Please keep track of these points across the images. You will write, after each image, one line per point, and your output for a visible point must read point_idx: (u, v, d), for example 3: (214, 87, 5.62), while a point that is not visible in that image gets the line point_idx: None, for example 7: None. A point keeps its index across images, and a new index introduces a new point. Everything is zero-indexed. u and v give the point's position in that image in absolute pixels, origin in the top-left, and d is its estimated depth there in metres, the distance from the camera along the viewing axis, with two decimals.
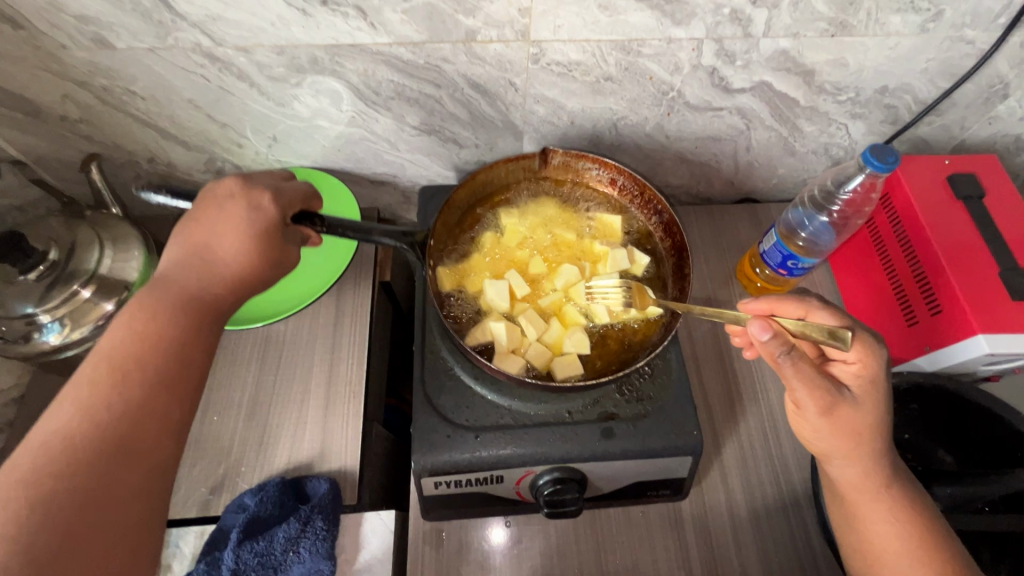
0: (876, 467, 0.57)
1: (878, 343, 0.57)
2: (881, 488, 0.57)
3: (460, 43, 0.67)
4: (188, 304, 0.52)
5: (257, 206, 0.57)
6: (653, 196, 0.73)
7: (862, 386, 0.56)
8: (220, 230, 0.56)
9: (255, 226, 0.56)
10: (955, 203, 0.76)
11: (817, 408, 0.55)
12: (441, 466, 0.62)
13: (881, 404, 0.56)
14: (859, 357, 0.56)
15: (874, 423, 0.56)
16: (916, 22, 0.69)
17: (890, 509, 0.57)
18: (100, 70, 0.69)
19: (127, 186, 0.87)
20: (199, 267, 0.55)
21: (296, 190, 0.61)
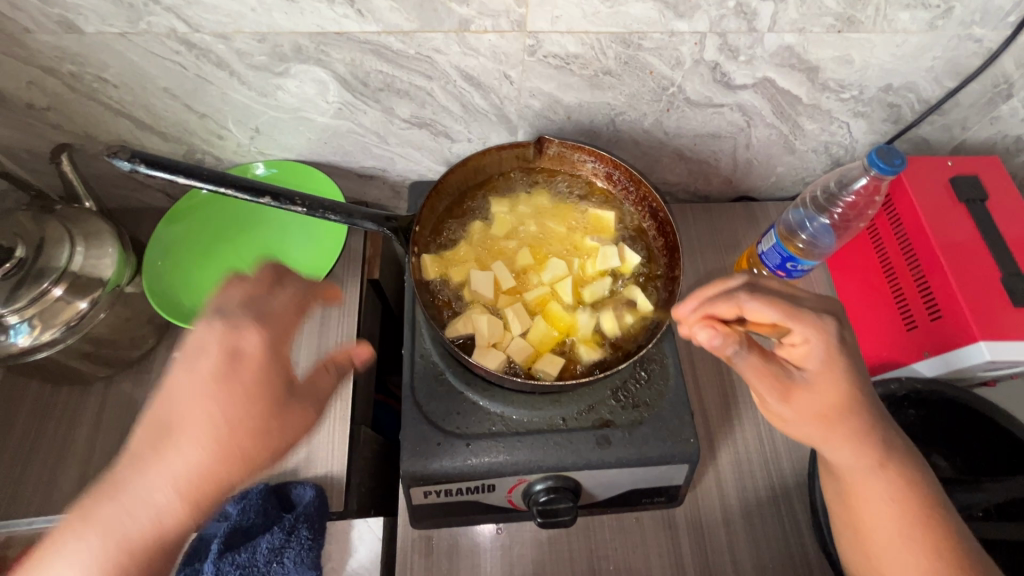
0: (861, 447, 0.53)
1: (823, 316, 0.53)
2: (878, 467, 0.53)
3: (453, 33, 0.64)
4: (170, 464, 0.47)
5: (236, 355, 0.50)
6: (648, 193, 0.70)
7: (815, 366, 0.53)
8: (188, 401, 0.48)
9: (231, 387, 0.48)
10: (957, 205, 0.74)
11: (774, 397, 0.53)
12: (430, 475, 0.60)
13: (842, 381, 0.52)
14: (806, 332, 0.52)
15: (837, 402, 0.52)
16: (925, 18, 0.67)
17: (891, 490, 0.53)
18: (67, 56, 0.64)
19: (101, 178, 0.82)
20: (158, 451, 0.47)
21: (288, 315, 0.53)
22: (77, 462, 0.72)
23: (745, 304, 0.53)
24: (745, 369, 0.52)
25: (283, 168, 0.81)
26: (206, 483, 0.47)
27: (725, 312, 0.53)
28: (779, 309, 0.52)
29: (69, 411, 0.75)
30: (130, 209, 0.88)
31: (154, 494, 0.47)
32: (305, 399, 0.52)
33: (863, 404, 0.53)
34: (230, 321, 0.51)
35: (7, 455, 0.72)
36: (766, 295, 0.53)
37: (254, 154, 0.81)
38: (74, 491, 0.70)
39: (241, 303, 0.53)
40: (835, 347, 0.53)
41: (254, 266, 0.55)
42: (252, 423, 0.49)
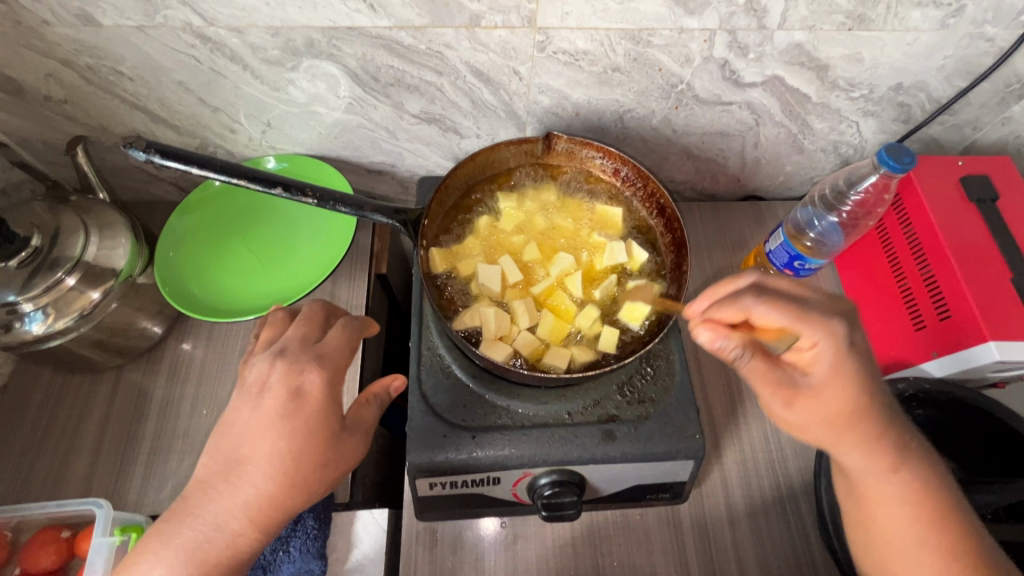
0: (873, 451, 0.53)
1: (834, 319, 0.52)
2: (891, 471, 0.53)
3: (464, 28, 0.65)
4: (243, 497, 0.49)
5: (297, 392, 0.52)
6: (656, 189, 0.70)
7: (823, 371, 0.51)
8: (252, 439, 0.51)
9: (294, 423, 0.51)
10: (968, 205, 0.74)
11: (778, 403, 0.52)
12: (436, 466, 0.60)
13: (852, 385, 0.51)
14: (815, 335, 0.51)
15: (848, 408, 0.51)
16: (936, 16, 0.66)
17: (900, 493, 0.53)
18: (85, 49, 0.66)
19: (114, 171, 0.84)
20: (227, 485, 0.49)
21: (341, 354, 0.56)
22: (88, 449, 0.73)
23: (753, 309, 0.52)
24: (748, 372, 0.52)
25: (295, 163, 0.82)
26: (273, 511, 0.50)
27: (730, 317, 0.53)
28: (789, 313, 0.51)
29: (80, 399, 0.76)
30: (142, 202, 0.89)
31: (227, 521, 0.49)
32: (356, 431, 0.55)
33: (876, 408, 0.52)
34: (289, 361, 0.54)
35: (20, 442, 0.73)
36: (774, 298, 0.52)
37: (265, 148, 0.82)
38: (85, 478, 0.71)
39: (298, 345, 0.56)
40: (846, 351, 0.51)
41: (309, 313, 0.60)
42: (315, 455, 0.51)
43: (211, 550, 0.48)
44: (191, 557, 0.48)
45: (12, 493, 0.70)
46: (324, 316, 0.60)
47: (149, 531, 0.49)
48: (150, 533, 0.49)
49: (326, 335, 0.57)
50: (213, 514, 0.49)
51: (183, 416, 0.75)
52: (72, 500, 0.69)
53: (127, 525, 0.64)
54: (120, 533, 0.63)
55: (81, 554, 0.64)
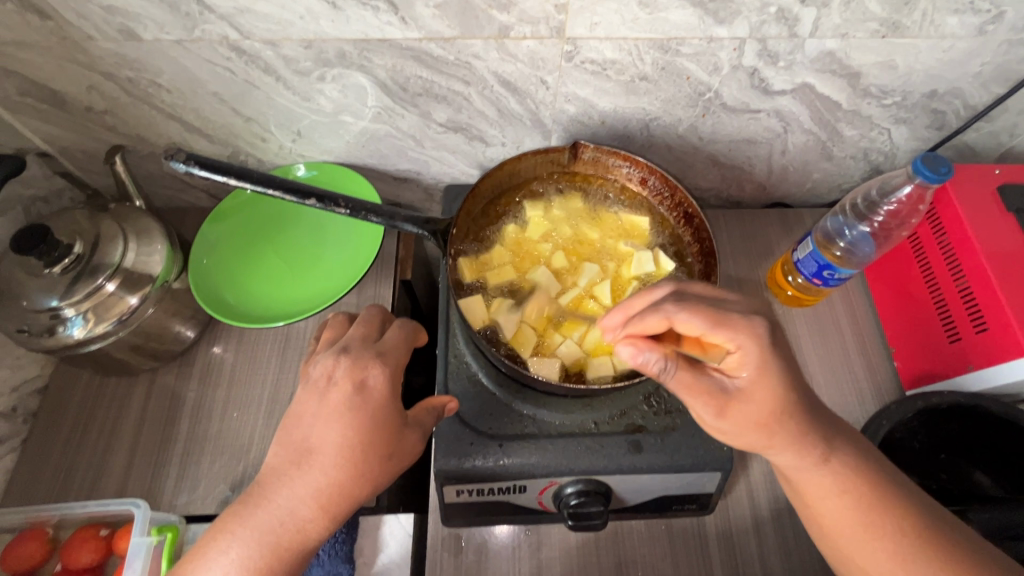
0: (802, 445, 0.51)
1: (752, 319, 0.49)
2: (820, 464, 0.51)
3: (492, 39, 0.65)
4: (313, 486, 0.50)
5: (362, 386, 0.53)
6: (684, 199, 0.69)
7: (749, 374, 0.49)
8: (321, 429, 0.52)
9: (361, 415, 0.52)
10: (1006, 216, 0.72)
11: (709, 411, 0.50)
12: (463, 474, 0.61)
13: (776, 384, 0.49)
14: (736, 338, 0.48)
15: (773, 407, 0.49)
16: (974, 23, 0.65)
17: (839, 484, 0.51)
18: (126, 62, 0.68)
19: (149, 178, 0.86)
20: (297, 473, 0.51)
21: (401, 353, 0.58)
22: (125, 449, 0.75)
23: (677, 318, 0.49)
24: (676, 386, 0.50)
25: (322, 171, 0.83)
26: (341, 500, 0.51)
27: (653, 327, 0.49)
28: (707, 317, 0.48)
29: (117, 400, 0.78)
30: (174, 208, 0.92)
31: (296, 507, 0.50)
32: (416, 428, 0.55)
33: (799, 400, 0.50)
34: (353, 357, 0.55)
35: (61, 441, 0.76)
36: (694, 304, 0.49)
37: (295, 156, 0.83)
38: (122, 477, 0.73)
39: (360, 343, 0.57)
40: (770, 352, 0.49)
41: (368, 315, 0.61)
42: (383, 445, 0.52)
43: (285, 534, 0.49)
44: (265, 540, 0.49)
45: (52, 491, 0.73)
46: (382, 320, 0.62)
47: (221, 517, 0.50)
48: (223, 518, 0.50)
49: (385, 334, 0.59)
50: (285, 499, 0.50)
51: (215, 419, 0.77)
52: (110, 498, 0.71)
53: (163, 526, 0.66)
54: (156, 534, 0.65)
55: (119, 552, 0.66)
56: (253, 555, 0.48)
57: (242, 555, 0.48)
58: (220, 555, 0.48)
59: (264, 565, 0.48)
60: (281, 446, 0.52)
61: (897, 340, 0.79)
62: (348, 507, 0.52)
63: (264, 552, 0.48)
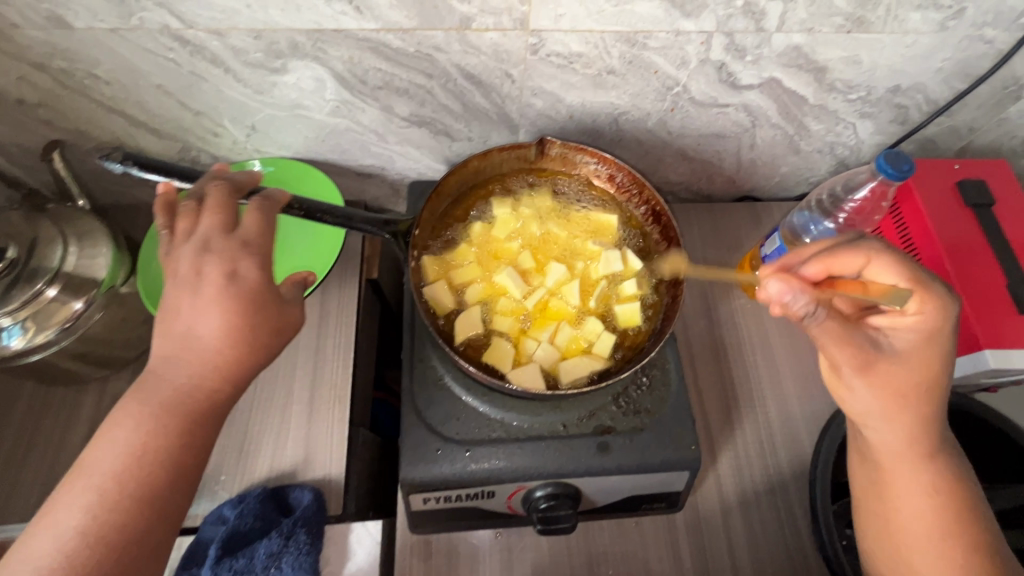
0: (914, 434, 0.52)
1: (948, 296, 0.52)
2: (926, 457, 0.53)
3: (454, 31, 0.63)
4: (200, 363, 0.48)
5: (234, 276, 0.49)
6: (652, 197, 0.68)
7: (910, 339, 0.52)
8: (199, 314, 0.48)
9: (237, 300, 0.48)
10: (964, 211, 0.73)
11: (852, 364, 0.51)
12: (429, 482, 0.60)
13: (936, 361, 0.51)
14: (921, 303, 0.51)
15: (925, 381, 0.51)
16: (936, 19, 0.65)
17: (932, 478, 0.53)
18: (57, 52, 0.63)
19: (93, 175, 0.81)
20: (184, 355, 0.48)
21: (268, 238, 0.52)
22: (74, 462, 0.71)
23: (877, 262, 0.53)
24: (820, 334, 0.51)
25: (280, 167, 0.80)
26: (240, 373, 0.49)
27: (852, 263, 0.54)
28: (908, 275, 0.52)
29: (64, 411, 0.74)
30: (123, 206, 0.87)
31: (188, 379, 0.48)
32: (298, 301, 0.53)
33: (946, 387, 0.53)
34: (217, 249, 0.50)
35: (2, 457, 0.71)
36: (897, 256, 0.53)
37: (250, 151, 0.80)
38: None
39: (220, 235, 0.51)
40: (945, 328, 0.51)
41: (216, 199, 0.53)
42: (271, 318, 0.50)
43: (183, 407, 0.47)
44: (158, 415, 0.47)
45: None
46: (234, 196, 0.54)
47: (115, 408, 0.48)
48: (119, 405, 0.48)
49: (243, 219, 0.52)
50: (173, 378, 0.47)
51: None
52: None
53: None
54: None
55: None
56: (153, 434, 0.46)
57: (142, 429, 0.46)
58: (113, 436, 0.46)
59: (164, 442, 0.46)
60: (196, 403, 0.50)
61: None
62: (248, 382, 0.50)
63: (157, 425, 0.46)
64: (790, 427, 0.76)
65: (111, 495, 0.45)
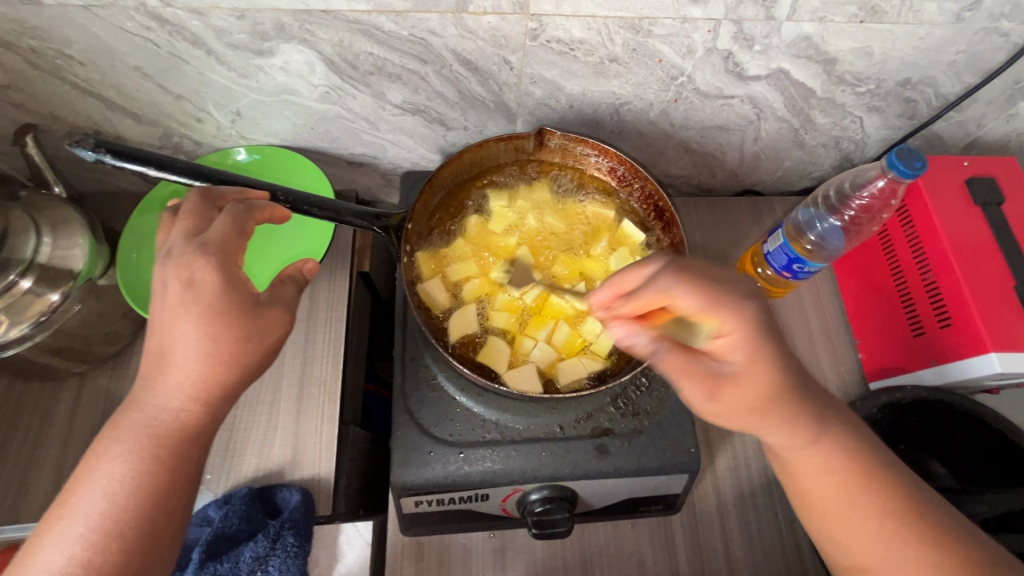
0: (795, 429, 0.49)
1: (741, 301, 0.47)
2: (813, 445, 0.49)
3: (450, 14, 0.59)
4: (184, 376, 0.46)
5: (191, 283, 0.47)
6: (655, 192, 0.66)
7: (740, 358, 0.47)
8: (170, 326, 0.46)
9: (196, 310, 0.46)
10: (973, 209, 0.71)
11: (702, 395, 0.47)
12: (422, 485, 0.58)
13: (768, 369, 0.47)
14: (729, 323, 0.46)
15: (765, 392, 0.47)
16: (952, 10, 0.63)
17: (832, 464, 0.50)
18: (26, 29, 0.59)
19: (70, 161, 0.77)
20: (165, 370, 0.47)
21: (231, 240, 0.49)
22: (52, 461, 0.69)
23: (675, 294, 0.47)
24: (666, 368, 0.47)
25: (269, 155, 0.77)
26: (214, 388, 0.47)
27: (650, 303, 0.48)
28: (704, 297, 0.47)
29: (41, 408, 0.72)
30: (103, 193, 0.84)
31: (167, 401, 0.46)
32: (275, 304, 0.51)
33: (792, 382, 0.48)
34: (176, 256, 0.47)
35: None
36: (688, 278, 0.47)
37: (235, 138, 0.76)
38: (47, 493, 0.67)
39: (184, 239, 0.49)
40: (758, 336, 0.47)
41: (189, 203, 0.51)
42: (237, 326, 0.47)
43: (161, 429, 0.46)
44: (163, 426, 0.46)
45: None
46: (208, 202, 0.52)
47: (96, 438, 0.46)
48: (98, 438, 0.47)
49: (213, 223, 0.50)
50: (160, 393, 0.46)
51: None
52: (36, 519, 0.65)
53: None
54: None
55: None
56: (135, 461, 0.45)
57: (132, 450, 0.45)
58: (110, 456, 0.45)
59: (147, 467, 0.45)
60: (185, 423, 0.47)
61: (861, 332, 0.78)
62: (224, 400, 0.48)
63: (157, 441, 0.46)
64: None
65: (94, 530, 0.43)
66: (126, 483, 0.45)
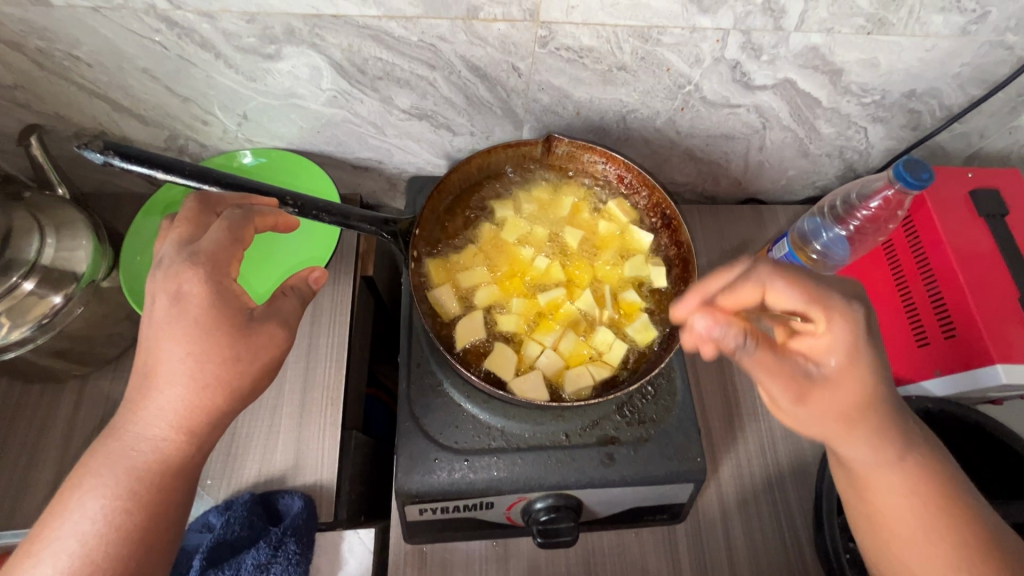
0: (878, 442, 0.48)
1: (851, 305, 0.48)
2: (894, 463, 0.49)
3: (460, 20, 0.59)
4: (171, 399, 0.46)
5: (178, 297, 0.46)
6: (662, 200, 0.66)
7: (837, 360, 0.47)
8: (156, 346, 0.47)
9: (182, 329, 0.46)
10: (977, 220, 0.72)
11: (787, 394, 0.47)
12: (426, 493, 0.57)
13: (863, 374, 0.48)
14: (830, 322, 0.47)
15: (857, 399, 0.48)
16: (958, 23, 0.63)
17: (908, 485, 0.49)
18: (34, 31, 0.59)
19: (74, 162, 0.77)
20: (150, 392, 0.46)
21: (223, 249, 0.49)
22: (51, 465, 0.68)
23: (771, 288, 0.48)
24: (753, 365, 0.47)
25: (274, 159, 0.76)
26: (197, 414, 0.47)
27: (747, 299, 0.48)
28: (805, 293, 0.48)
29: (40, 411, 0.71)
30: (106, 194, 0.83)
31: (147, 428, 0.46)
32: (269, 320, 0.50)
33: (882, 392, 0.48)
34: (166, 268, 0.48)
35: None
36: (790, 273, 0.48)
37: (241, 140, 0.76)
38: (45, 497, 0.66)
39: (175, 250, 0.49)
40: (862, 339, 0.48)
41: (187, 209, 0.52)
42: (221, 349, 0.47)
43: (152, 442, 0.46)
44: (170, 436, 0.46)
45: None
46: (208, 210, 0.53)
47: (79, 462, 0.46)
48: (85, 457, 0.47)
49: (208, 231, 0.50)
50: (145, 414, 0.46)
51: None
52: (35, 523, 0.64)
53: None
54: None
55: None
56: (121, 479, 0.45)
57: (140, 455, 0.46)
58: (95, 475, 0.45)
59: (134, 491, 0.45)
60: (193, 424, 0.47)
61: None
62: (213, 422, 0.48)
63: (148, 460, 0.46)
64: (793, 438, 0.75)
65: (62, 567, 0.43)
66: (111, 503, 0.45)
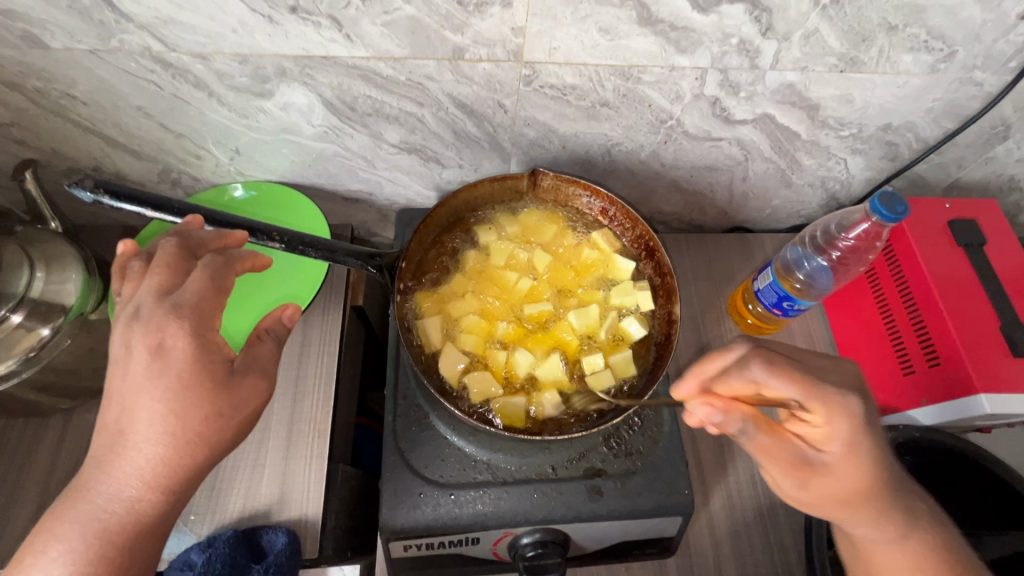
0: (883, 521, 0.51)
1: (846, 396, 0.49)
2: (898, 538, 0.51)
3: (446, 60, 0.61)
4: (143, 464, 0.45)
5: (159, 351, 0.46)
6: (645, 232, 0.67)
7: (836, 449, 0.49)
8: (129, 406, 0.45)
9: (164, 385, 0.45)
10: (956, 249, 0.73)
11: (789, 480, 0.50)
12: (410, 530, 0.56)
13: (865, 464, 0.49)
14: (827, 415, 0.49)
15: (858, 485, 0.49)
16: (927, 61, 0.65)
17: (912, 558, 0.51)
18: (33, 72, 0.60)
19: (68, 195, 0.78)
20: (118, 459, 0.45)
21: (205, 300, 0.48)
22: (31, 501, 0.67)
23: (765, 383, 0.49)
24: (754, 449, 0.50)
25: (264, 190, 0.78)
26: (172, 473, 0.46)
27: (740, 388, 0.50)
28: (799, 386, 0.49)
29: (23, 445, 0.70)
30: (99, 226, 0.84)
31: (119, 491, 0.45)
32: (251, 371, 0.50)
33: (885, 476, 0.50)
34: (145, 319, 0.46)
35: None
36: (778, 366, 0.49)
37: (234, 173, 0.77)
38: (24, 535, 0.65)
39: (153, 301, 0.47)
40: (861, 430, 0.49)
41: (161, 256, 0.50)
42: (204, 405, 0.46)
43: (123, 494, 0.45)
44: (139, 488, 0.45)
45: None
46: (183, 253, 0.51)
47: (40, 527, 0.44)
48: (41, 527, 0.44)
49: (187, 280, 0.49)
50: (113, 482, 0.45)
51: None
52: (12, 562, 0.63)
53: None
54: None
55: None
56: (88, 545, 0.43)
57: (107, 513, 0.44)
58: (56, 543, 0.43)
59: (98, 558, 0.43)
60: (162, 495, 0.46)
61: None
62: (188, 480, 0.47)
63: (118, 523, 0.44)
64: None
65: None
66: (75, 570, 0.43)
